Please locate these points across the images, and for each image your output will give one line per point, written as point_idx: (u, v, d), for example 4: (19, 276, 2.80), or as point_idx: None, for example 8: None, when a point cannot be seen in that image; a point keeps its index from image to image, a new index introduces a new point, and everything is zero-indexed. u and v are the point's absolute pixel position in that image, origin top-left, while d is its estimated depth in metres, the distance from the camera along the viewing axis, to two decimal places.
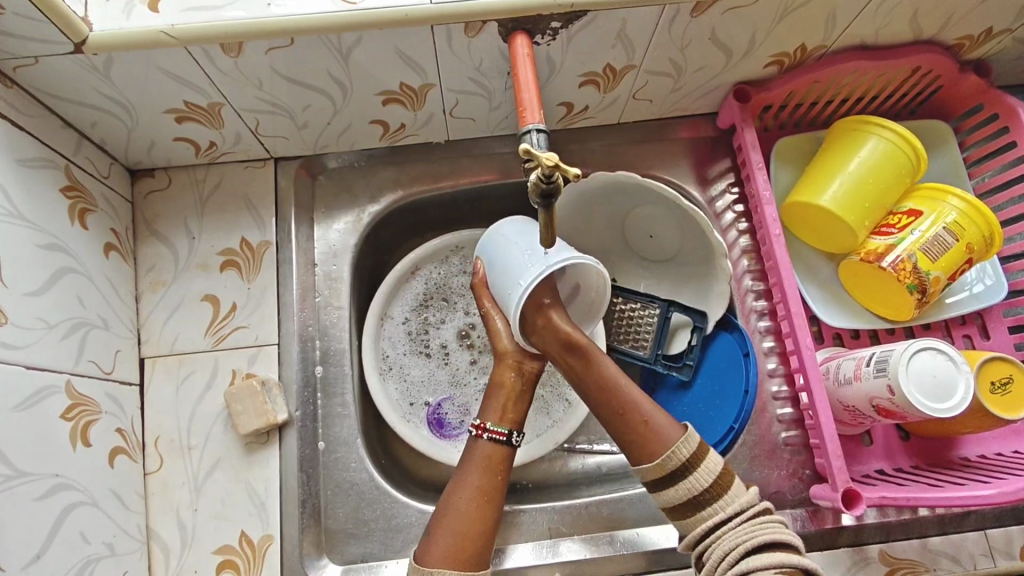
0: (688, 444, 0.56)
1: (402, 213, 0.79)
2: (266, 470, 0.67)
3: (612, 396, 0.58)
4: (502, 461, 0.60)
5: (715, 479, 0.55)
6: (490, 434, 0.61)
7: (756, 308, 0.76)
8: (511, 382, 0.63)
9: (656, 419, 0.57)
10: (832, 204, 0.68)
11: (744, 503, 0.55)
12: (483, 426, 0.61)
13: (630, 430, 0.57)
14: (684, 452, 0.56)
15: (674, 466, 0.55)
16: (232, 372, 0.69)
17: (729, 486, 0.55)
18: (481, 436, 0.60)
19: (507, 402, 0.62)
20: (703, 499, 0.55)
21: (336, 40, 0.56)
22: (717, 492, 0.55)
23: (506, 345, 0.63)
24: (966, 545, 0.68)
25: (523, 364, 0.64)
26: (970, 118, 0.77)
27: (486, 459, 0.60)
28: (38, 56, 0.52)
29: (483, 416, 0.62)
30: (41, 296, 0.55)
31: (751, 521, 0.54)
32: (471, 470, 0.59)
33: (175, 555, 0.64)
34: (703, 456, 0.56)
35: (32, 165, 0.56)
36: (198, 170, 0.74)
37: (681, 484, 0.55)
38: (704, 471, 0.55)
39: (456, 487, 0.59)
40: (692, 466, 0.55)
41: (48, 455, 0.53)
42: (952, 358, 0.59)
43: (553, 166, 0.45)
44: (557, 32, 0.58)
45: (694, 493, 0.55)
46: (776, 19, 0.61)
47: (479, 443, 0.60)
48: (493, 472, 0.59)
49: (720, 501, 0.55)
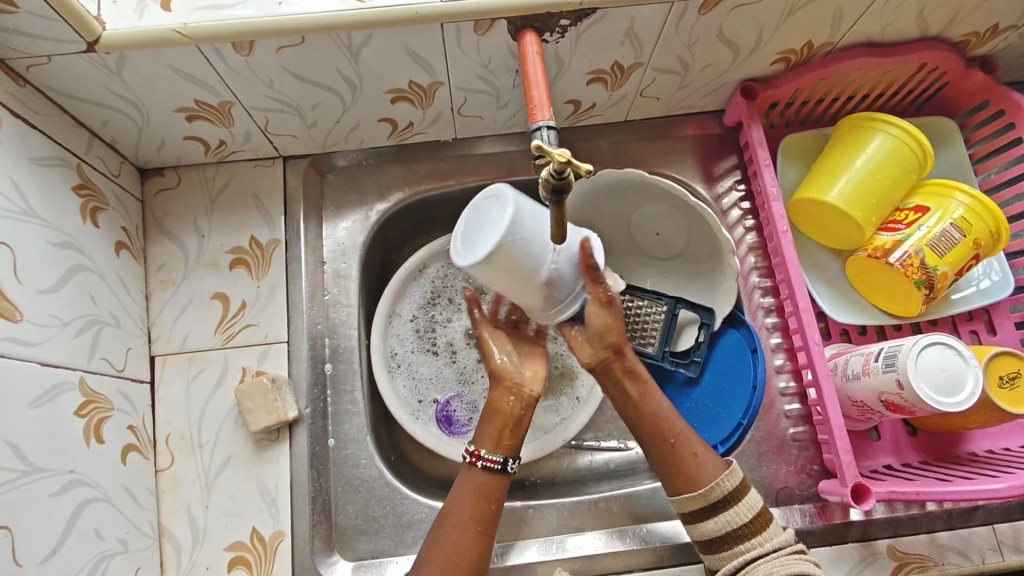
0: (731, 478, 0.58)
1: (409, 212, 0.79)
2: (276, 467, 0.67)
3: (663, 429, 0.61)
4: (497, 489, 0.60)
5: (753, 515, 0.57)
6: (483, 462, 0.60)
7: (763, 305, 0.76)
8: (508, 407, 0.62)
9: (700, 454, 0.60)
10: (838, 199, 0.68)
11: (781, 540, 0.56)
12: (477, 453, 0.60)
13: (675, 460, 0.60)
14: (728, 484, 0.58)
15: (719, 496, 0.58)
16: (242, 371, 0.69)
17: (766, 525, 0.57)
18: (475, 464, 0.60)
19: (501, 426, 0.62)
20: (742, 532, 0.57)
21: (347, 39, 0.56)
22: (756, 528, 0.57)
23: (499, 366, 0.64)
24: (974, 540, 0.68)
25: (522, 387, 0.63)
26: (976, 115, 0.77)
27: (481, 488, 0.59)
28: (51, 55, 0.52)
29: (477, 441, 0.62)
30: (54, 293, 0.55)
31: (785, 555, 0.55)
32: (466, 494, 0.59)
33: (187, 552, 0.65)
34: (745, 491, 0.58)
35: (44, 164, 0.57)
36: (207, 169, 0.74)
37: (721, 516, 0.57)
38: (744, 506, 0.57)
39: (449, 511, 0.59)
40: (733, 500, 0.58)
41: (62, 452, 0.53)
42: (961, 353, 0.59)
43: (565, 162, 0.46)
44: (566, 29, 0.59)
45: (731, 526, 0.57)
46: (783, 16, 0.61)
47: (472, 470, 0.60)
48: (487, 501, 0.59)
49: (759, 537, 0.57)
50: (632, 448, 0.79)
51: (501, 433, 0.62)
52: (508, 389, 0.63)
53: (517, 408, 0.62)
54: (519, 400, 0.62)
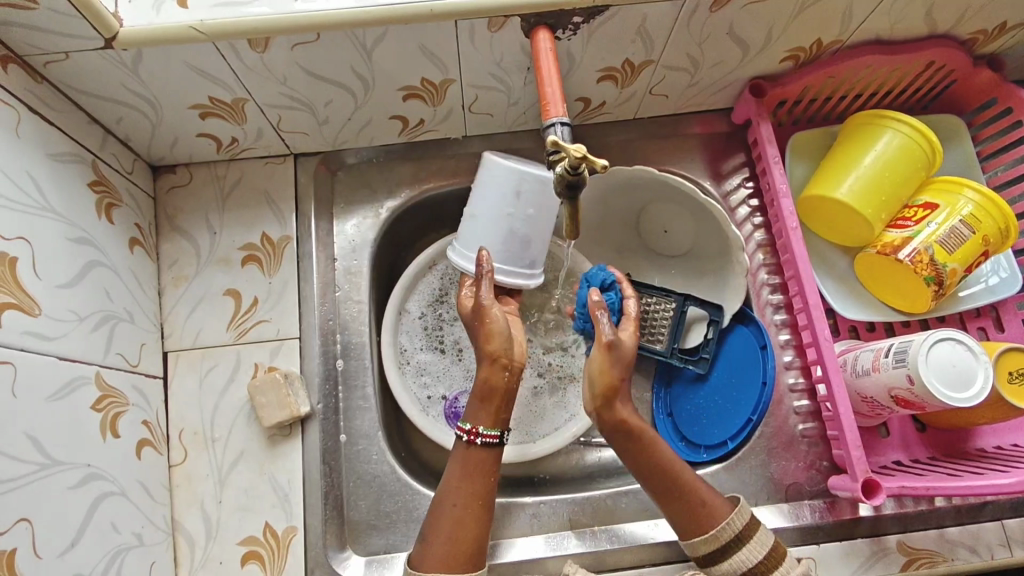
0: (742, 515, 0.58)
1: (419, 209, 0.80)
2: (288, 462, 0.67)
3: (673, 476, 0.60)
4: (491, 467, 0.60)
5: (767, 551, 0.56)
6: (482, 439, 0.60)
7: (772, 301, 0.77)
8: (504, 384, 0.61)
9: (709, 498, 0.59)
10: (847, 196, 0.69)
11: (800, 574, 0.55)
12: (474, 431, 0.60)
13: (683, 509, 0.59)
14: (739, 523, 0.57)
15: (729, 537, 0.57)
16: (254, 366, 0.69)
17: (782, 559, 0.56)
18: (473, 442, 0.60)
19: (493, 399, 0.61)
20: (757, 571, 0.55)
21: (361, 36, 0.57)
22: (772, 564, 0.55)
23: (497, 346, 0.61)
24: (983, 535, 0.68)
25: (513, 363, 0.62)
26: (984, 112, 0.78)
27: (475, 464, 0.60)
28: (69, 52, 0.53)
29: (473, 419, 0.61)
30: (71, 288, 0.56)
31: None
32: (457, 475, 0.59)
33: (200, 546, 0.65)
34: (757, 529, 0.57)
35: (61, 160, 0.57)
36: (219, 166, 0.74)
37: (733, 556, 0.56)
38: (757, 543, 0.56)
39: (444, 492, 0.59)
40: (744, 538, 0.57)
41: (80, 446, 0.54)
42: (971, 348, 0.60)
43: (580, 157, 0.46)
44: (578, 27, 0.59)
45: (746, 566, 0.56)
46: (793, 14, 0.62)
47: (472, 448, 0.60)
48: (482, 478, 0.59)
49: (774, 574, 0.55)
50: None
51: (490, 407, 0.61)
52: (503, 366, 0.61)
53: (512, 382, 0.62)
54: (513, 374, 0.62)
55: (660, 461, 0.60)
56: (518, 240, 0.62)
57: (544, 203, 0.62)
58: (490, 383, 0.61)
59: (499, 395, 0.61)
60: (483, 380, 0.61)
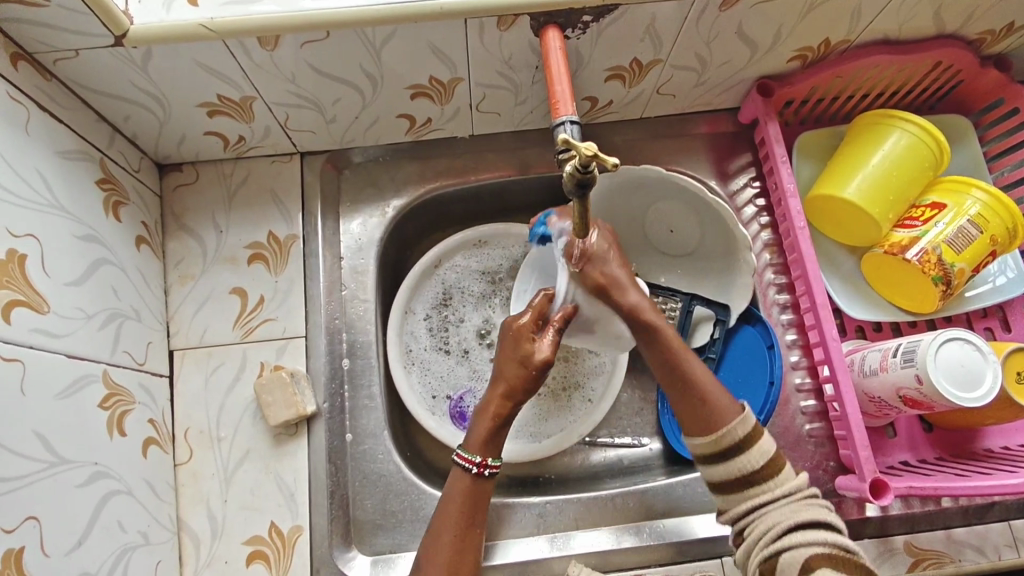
0: (744, 425, 0.57)
1: (425, 208, 0.80)
2: (295, 461, 0.67)
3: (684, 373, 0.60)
4: (487, 493, 0.60)
5: (767, 460, 0.57)
6: (489, 471, 0.60)
7: (778, 301, 0.77)
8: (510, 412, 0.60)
9: (716, 399, 0.59)
10: (856, 195, 0.68)
11: (796, 485, 0.56)
12: (485, 462, 0.59)
13: (687, 407, 0.59)
14: (739, 431, 0.57)
15: (730, 443, 0.57)
16: (261, 365, 0.69)
17: (781, 469, 0.57)
18: (483, 473, 0.59)
19: (494, 427, 0.60)
20: (756, 478, 0.56)
21: (370, 34, 0.57)
22: (770, 473, 0.56)
23: (512, 370, 0.60)
24: (990, 536, 0.68)
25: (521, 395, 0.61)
26: (990, 113, 0.78)
27: (471, 492, 0.59)
28: (77, 49, 0.53)
29: (478, 449, 0.60)
30: (78, 286, 0.55)
31: (798, 501, 0.56)
32: (452, 501, 0.59)
33: (206, 545, 0.65)
34: (758, 437, 0.57)
35: (69, 157, 0.57)
36: (225, 165, 0.74)
37: (734, 461, 0.57)
38: (758, 452, 0.57)
39: (441, 515, 0.58)
40: (747, 446, 0.57)
41: (87, 444, 0.53)
42: (980, 349, 0.59)
43: (591, 155, 0.45)
44: (588, 25, 0.59)
45: (745, 472, 0.56)
46: (802, 14, 0.62)
47: (481, 481, 0.59)
48: (479, 502, 0.59)
49: (771, 482, 0.56)
50: (646, 444, 0.80)
51: (495, 434, 0.60)
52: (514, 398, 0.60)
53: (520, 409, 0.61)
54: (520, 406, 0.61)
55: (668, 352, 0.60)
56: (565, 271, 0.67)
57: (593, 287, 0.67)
58: (499, 415, 0.60)
59: (504, 422, 0.60)
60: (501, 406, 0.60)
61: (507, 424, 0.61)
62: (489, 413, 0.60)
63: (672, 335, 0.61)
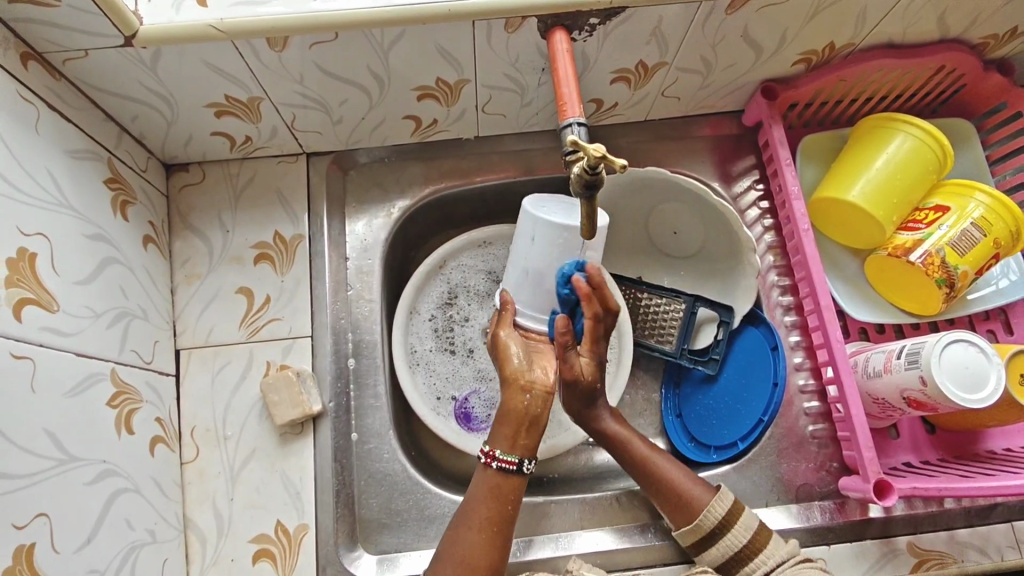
0: (722, 502, 0.61)
1: (430, 208, 0.80)
2: (301, 460, 0.67)
3: (653, 470, 0.64)
4: (514, 491, 0.58)
5: (753, 535, 0.59)
6: (498, 463, 0.58)
7: (782, 303, 0.77)
8: (524, 407, 0.59)
9: (689, 487, 0.62)
10: (860, 199, 0.69)
11: (787, 553, 0.58)
12: (492, 454, 0.58)
13: (666, 498, 0.63)
14: (719, 509, 0.60)
15: (711, 526, 0.60)
16: (267, 364, 0.69)
17: (768, 541, 0.59)
18: (490, 466, 0.58)
19: (507, 422, 0.59)
20: (743, 554, 0.59)
21: (379, 36, 0.57)
22: (757, 546, 0.58)
23: (513, 366, 0.59)
24: (993, 537, 0.68)
25: (534, 384, 0.60)
26: (993, 117, 0.78)
27: (488, 494, 0.57)
28: (88, 49, 0.53)
29: (492, 441, 0.59)
30: (87, 284, 0.56)
31: (792, 566, 0.57)
32: (480, 498, 0.57)
33: (211, 543, 0.65)
34: (738, 514, 0.60)
35: (78, 156, 0.57)
36: (231, 165, 0.74)
37: (720, 543, 0.60)
38: (740, 529, 0.59)
39: (469, 504, 0.57)
40: (726, 526, 0.60)
41: (96, 441, 0.54)
42: (984, 350, 0.60)
43: (599, 157, 0.46)
44: (594, 28, 0.59)
45: (732, 550, 0.59)
46: (807, 18, 0.62)
47: (488, 473, 0.58)
48: (501, 500, 0.57)
49: (762, 555, 0.58)
50: None
51: (507, 428, 0.59)
52: (521, 388, 0.59)
53: (534, 407, 0.59)
54: (535, 398, 0.59)
55: (639, 459, 0.64)
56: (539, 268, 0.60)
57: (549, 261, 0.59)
58: (510, 410, 0.59)
59: (517, 419, 0.59)
60: (505, 408, 0.59)
61: (535, 424, 0.60)
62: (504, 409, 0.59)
63: (631, 435, 0.65)
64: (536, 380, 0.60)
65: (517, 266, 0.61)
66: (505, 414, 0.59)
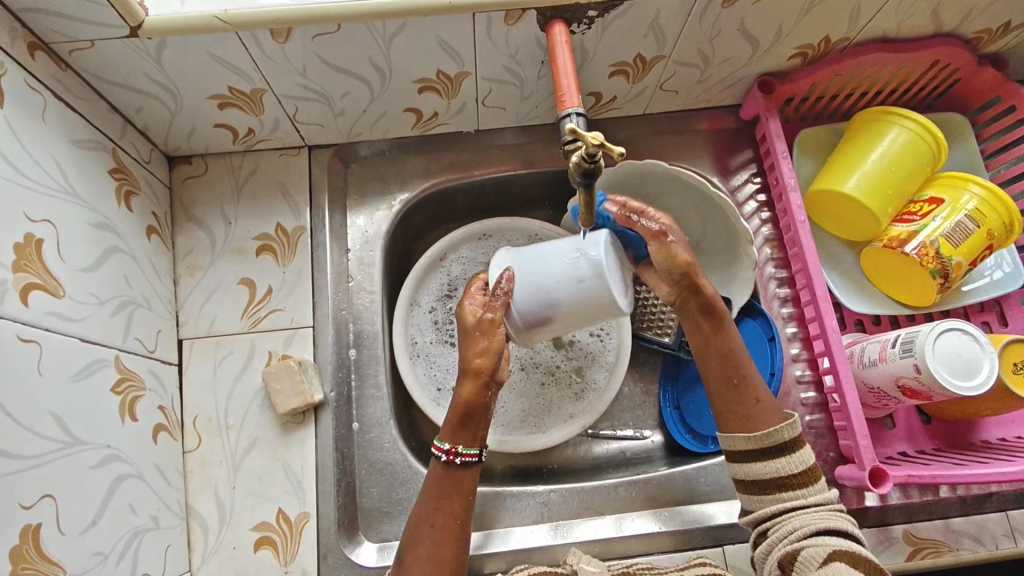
0: (792, 429, 0.59)
1: (431, 201, 0.81)
2: (302, 450, 0.68)
3: (733, 367, 0.61)
4: (468, 483, 0.58)
5: (806, 469, 0.58)
6: (461, 459, 0.57)
7: (778, 295, 0.78)
8: (485, 403, 0.57)
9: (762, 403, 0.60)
10: (856, 190, 0.70)
11: (826, 496, 0.58)
12: (454, 450, 0.57)
13: (731, 402, 0.61)
14: (786, 434, 0.59)
15: (773, 444, 0.58)
16: (269, 354, 0.70)
17: (815, 480, 0.58)
18: (453, 461, 0.57)
19: (466, 412, 0.57)
20: (790, 482, 0.58)
21: (380, 28, 0.58)
22: (808, 480, 0.58)
23: (480, 362, 0.57)
24: (988, 526, 0.69)
25: (495, 379, 0.58)
26: (987, 111, 0.79)
27: (435, 485, 0.58)
28: (94, 40, 0.54)
29: (451, 438, 0.58)
30: (92, 271, 0.56)
31: (827, 510, 0.57)
32: (428, 493, 0.58)
33: (214, 531, 0.66)
34: (801, 445, 0.59)
35: (84, 146, 0.58)
36: (234, 158, 0.75)
37: (771, 461, 0.58)
38: (799, 458, 0.58)
39: (420, 501, 0.58)
40: (788, 450, 0.58)
41: (100, 426, 0.54)
42: (976, 338, 0.61)
43: (598, 145, 0.46)
44: (593, 21, 0.60)
45: (784, 473, 0.58)
46: (802, 12, 0.63)
47: (452, 469, 0.57)
48: (457, 494, 0.57)
49: (805, 489, 0.58)
50: (648, 436, 0.81)
51: (463, 422, 0.58)
52: (483, 382, 0.57)
53: (491, 401, 0.58)
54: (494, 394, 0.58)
55: (723, 351, 0.62)
56: (555, 296, 0.55)
57: (581, 296, 0.55)
58: (467, 402, 0.57)
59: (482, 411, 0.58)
60: (463, 401, 0.57)
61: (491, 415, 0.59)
62: (458, 399, 0.57)
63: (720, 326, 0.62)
64: (497, 377, 0.58)
65: (537, 270, 0.56)
66: (460, 405, 0.57)
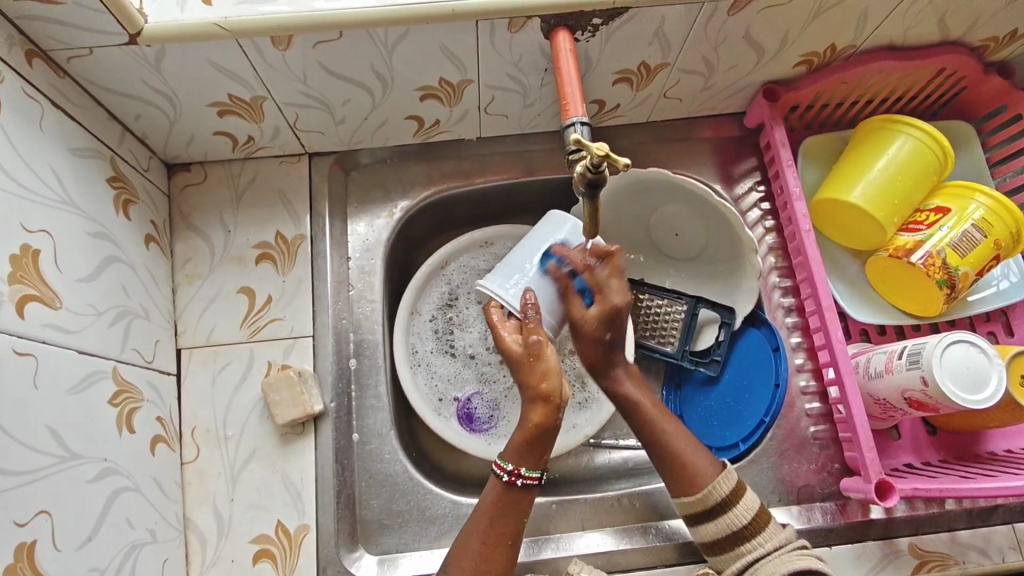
0: (728, 481, 0.59)
1: (431, 209, 0.80)
2: (302, 461, 0.67)
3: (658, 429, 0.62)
4: (526, 504, 0.57)
5: (754, 515, 0.58)
6: (523, 481, 0.57)
7: (783, 304, 0.77)
8: (553, 424, 0.57)
9: (697, 459, 0.61)
10: (861, 199, 0.69)
11: (784, 538, 0.58)
12: (517, 472, 0.56)
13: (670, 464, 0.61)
14: (724, 488, 0.59)
15: (714, 501, 0.59)
16: (268, 364, 0.69)
17: (766, 523, 0.58)
18: (515, 484, 0.56)
19: (526, 435, 0.57)
20: (743, 534, 0.58)
21: (383, 36, 0.57)
22: (759, 526, 0.58)
23: (552, 385, 0.57)
24: (994, 539, 0.68)
25: (560, 400, 0.57)
26: (992, 119, 0.78)
27: (491, 508, 0.57)
28: (92, 48, 0.53)
29: (513, 458, 0.57)
30: (90, 282, 0.56)
31: (788, 552, 0.57)
32: (482, 510, 0.57)
33: (212, 544, 0.65)
34: (743, 491, 0.59)
35: (81, 155, 0.57)
36: (233, 165, 0.74)
37: (722, 519, 0.58)
38: (743, 508, 0.58)
39: (470, 526, 0.57)
40: (730, 504, 0.59)
41: (97, 439, 0.53)
42: (985, 351, 0.60)
43: (602, 155, 0.46)
44: (597, 28, 0.59)
45: (734, 526, 0.58)
46: (808, 20, 0.62)
47: (513, 490, 0.57)
48: (511, 513, 0.57)
49: (760, 536, 0.58)
50: None
51: (526, 444, 0.57)
52: (553, 406, 0.57)
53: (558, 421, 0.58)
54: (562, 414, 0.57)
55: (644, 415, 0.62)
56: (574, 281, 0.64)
57: None
58: (536, 426, 0.57)
59: (539, 433, 0.57)
60: (533, 424, 0.57)
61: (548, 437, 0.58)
62: (527, 424, 0.57)
63: (644, 398, 0.63)
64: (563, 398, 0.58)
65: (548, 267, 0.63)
66: (530, 429, 0.57)
